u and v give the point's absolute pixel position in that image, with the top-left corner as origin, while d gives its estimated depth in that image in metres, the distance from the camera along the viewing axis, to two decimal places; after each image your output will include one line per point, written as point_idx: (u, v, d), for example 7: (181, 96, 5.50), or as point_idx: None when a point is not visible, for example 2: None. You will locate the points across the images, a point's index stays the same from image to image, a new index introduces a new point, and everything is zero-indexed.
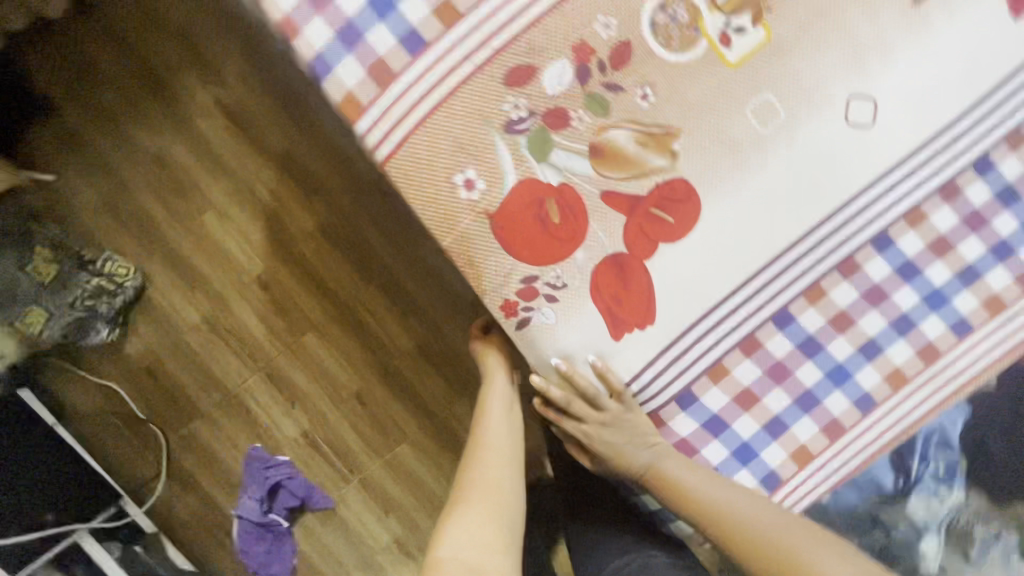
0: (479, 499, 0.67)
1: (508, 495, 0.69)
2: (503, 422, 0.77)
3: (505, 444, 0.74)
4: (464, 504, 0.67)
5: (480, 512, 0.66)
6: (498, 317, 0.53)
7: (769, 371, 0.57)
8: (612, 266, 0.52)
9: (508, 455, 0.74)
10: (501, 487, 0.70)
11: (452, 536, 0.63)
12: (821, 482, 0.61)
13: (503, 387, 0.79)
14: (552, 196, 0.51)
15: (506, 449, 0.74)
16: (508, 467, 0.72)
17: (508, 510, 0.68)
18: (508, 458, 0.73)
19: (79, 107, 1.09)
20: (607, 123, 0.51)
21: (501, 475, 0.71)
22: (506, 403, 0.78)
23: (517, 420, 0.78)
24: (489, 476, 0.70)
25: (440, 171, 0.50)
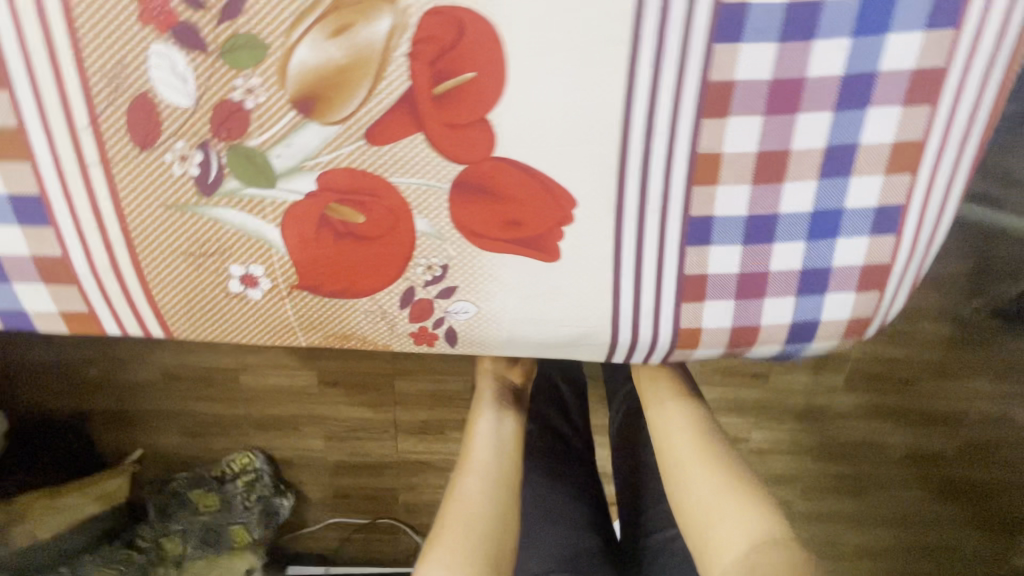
0: (454, 522, 0.54)
1: (502, 515, 0.56)
2: (500, 447, 0.64)
3: (501, 462, 0.61)
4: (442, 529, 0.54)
5: (457, 535, 0.53)
6: (423, 350, 0.39)
7: (772, 105, 0.32)
8: (468, 199, 0.34)
9: (506, 477, 0.60)
10: (500, 509, 0.57)
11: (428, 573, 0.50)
12: (958, 171, 0.34)
13: (493, 409, 0.67)
14: (329, 200, 0.34)
15: (500, 465, 0.61)
16: (498, 482, 0.59)
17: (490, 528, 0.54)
18: (508, 476, 0.60)
19: (91, 395, 1.14)
20: (277, 56, 0.30)
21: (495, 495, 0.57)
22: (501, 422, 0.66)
23: (513, 438, 0.66)
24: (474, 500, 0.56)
25: (212, 294, 0.36)
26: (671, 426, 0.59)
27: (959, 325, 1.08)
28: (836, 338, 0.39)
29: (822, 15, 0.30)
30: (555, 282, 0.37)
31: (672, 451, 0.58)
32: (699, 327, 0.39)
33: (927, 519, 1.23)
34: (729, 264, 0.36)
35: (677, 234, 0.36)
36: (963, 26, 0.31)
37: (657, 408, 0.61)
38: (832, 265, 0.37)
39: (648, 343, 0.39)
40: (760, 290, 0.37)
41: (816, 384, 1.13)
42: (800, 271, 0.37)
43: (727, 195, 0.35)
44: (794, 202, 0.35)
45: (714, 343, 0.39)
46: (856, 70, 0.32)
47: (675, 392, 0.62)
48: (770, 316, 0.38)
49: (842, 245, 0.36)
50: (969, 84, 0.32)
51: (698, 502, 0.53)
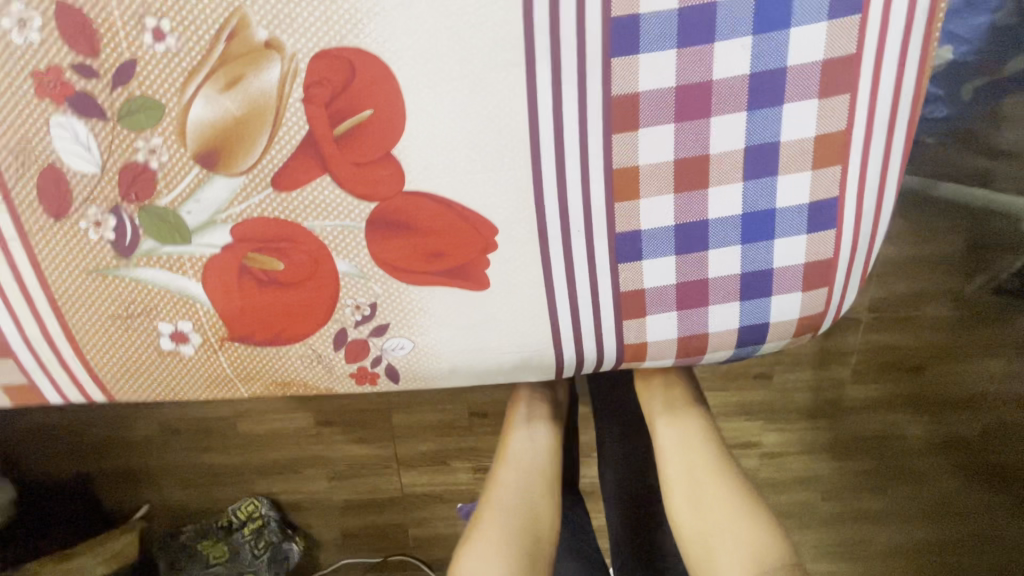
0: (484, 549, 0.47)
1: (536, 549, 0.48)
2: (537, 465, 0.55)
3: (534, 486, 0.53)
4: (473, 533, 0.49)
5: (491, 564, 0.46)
6: (365, 389, 0.38)
7: (681, 113, 0.31)
8: (385, 235, 0.33)
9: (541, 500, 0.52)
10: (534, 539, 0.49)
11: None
12: (888, 159, 0.33)
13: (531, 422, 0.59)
14: (248, 249, 0.34)
15: (537, 487, 0.53)
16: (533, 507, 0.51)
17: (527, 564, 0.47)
18: (540, 504, 0.52)
19: (94, 456, 1.15)
20: (175, 115, 0.31)
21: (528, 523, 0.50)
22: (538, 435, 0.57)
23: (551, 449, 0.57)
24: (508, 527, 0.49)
25: (146, 353, 0.36)
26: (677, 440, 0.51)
27: (964, 305, 1.04)
28: (789, 335, 0.38)
29: (716, 17, 0.30)
30: (488, 309, 0.36)
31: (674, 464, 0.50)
32: (644, 343, 0.37)
33: (960, 511, 1.17)
34: (664, 278, 0.35)
35: (606, 252, 0.34)
36: (864, 11, 0.30)
37: (664, 417, 0.53)
38: (773, 267, 0.35)
39: (594, 361, 0.38)
40: (702, 300, 0.36)
41: (822, 379, 1.09)
42: (739, 276, 0.35)
43: (651, 208, 0.33)
44: (723, 208, 0.33)
45: (664, 355, 0.38)
46: (762, 66, 0.31)
47: (682, 401, 0.54)
48: (718, 323, 0.37)
49: (780, 245, 0.35)
50: (884, 70, 0.31)
51: (704, 529, 0.46)
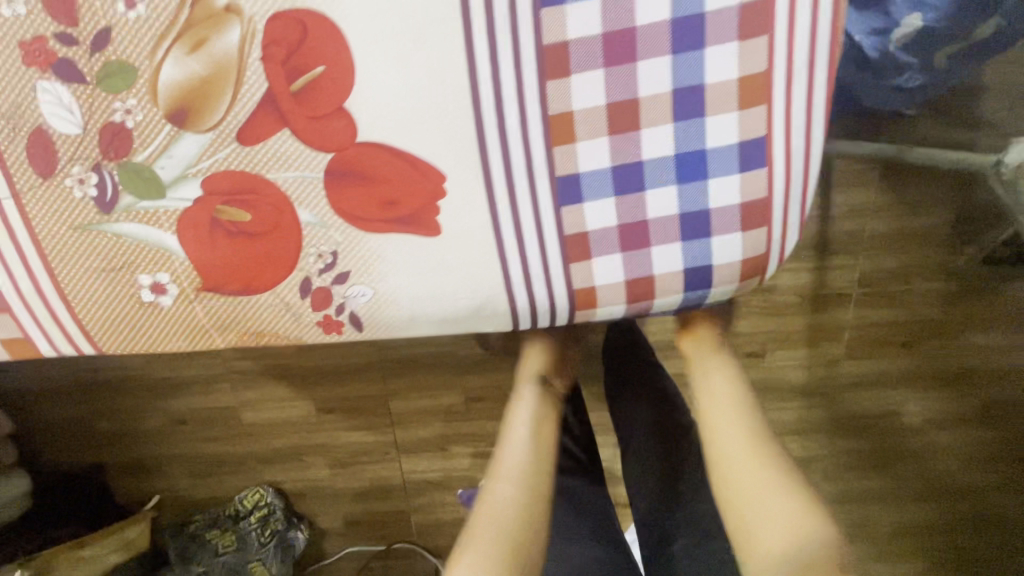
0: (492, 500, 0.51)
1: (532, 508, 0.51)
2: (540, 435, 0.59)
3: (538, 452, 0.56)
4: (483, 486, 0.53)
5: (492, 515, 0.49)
6: (332, 339, 0.41)
7: (609, 59, 0.34)
8: (343, 185, 0.36)
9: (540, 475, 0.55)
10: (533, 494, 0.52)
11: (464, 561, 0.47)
12: (811, 98, 0.35)
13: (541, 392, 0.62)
14: (216, 202, 0.36)
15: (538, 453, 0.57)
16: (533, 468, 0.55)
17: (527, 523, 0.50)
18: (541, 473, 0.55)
19: (106, 448, 1.19)
20: (147, 77, 0.34)
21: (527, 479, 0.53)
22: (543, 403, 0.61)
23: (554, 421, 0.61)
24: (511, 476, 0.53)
25: (127, 305, 0.39)
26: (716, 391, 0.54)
27: (955, 277, 1.04)
28: (734, 280, 0.39)
29: None
30: (442, 255, 0.38)
31: (713, 409, 0.53)
32: (593, 286, 0.39)
33: (961, 486, 1.17)
34: (606, 220, 0.37)
35: (548, 197, 0.37)
36: None
37: (703, 371, 0.55)
38: (710, 208, 0.37)
39: (546, 306, 0.40)
40: (644, 242, 0.38)
41: (814, 357, 1.10)
42: (679, 218, 0.37)
43: (587, 151, 0.36)
44: (656, 149, 0.36)
45: (613, 300, 0.40)
46: (681, 12, 0.33)
47: (722, 360, 0.56)
48: (662, 266, 0.38)
49: (714, 185, 0.36)
50: (799, 11, 0.33)
51: (740, 471, 0.48)
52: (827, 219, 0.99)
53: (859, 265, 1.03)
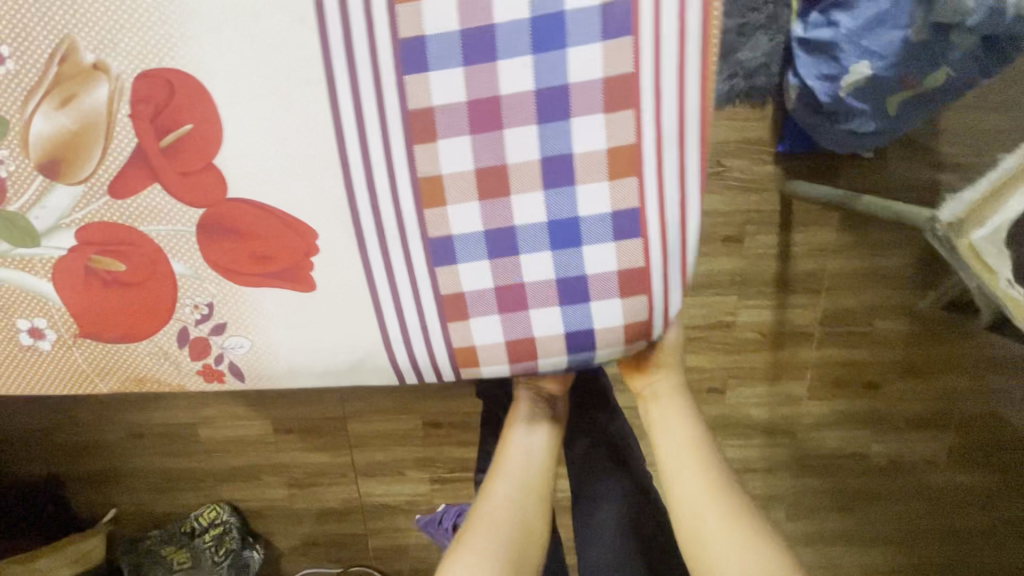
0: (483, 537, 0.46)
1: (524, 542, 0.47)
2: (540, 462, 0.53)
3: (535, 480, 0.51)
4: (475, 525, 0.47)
5: (487, 546, 0.45)
6: (213, 387, 0.40)
7: (476, 126, 0.34)
8: (216, 237, 0.36)
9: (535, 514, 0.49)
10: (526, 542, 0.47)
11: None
12: (684, 169, 0.35)
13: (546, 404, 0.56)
14: (92, 251, 0.37)
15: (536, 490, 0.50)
16: (528, 499, 0.50)
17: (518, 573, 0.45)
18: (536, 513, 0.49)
19: (64, 459, 1.19)
20: (18, 130, 0.34)
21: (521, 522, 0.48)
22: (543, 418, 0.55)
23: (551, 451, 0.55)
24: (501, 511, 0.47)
25: (8, 349, 0.39)
26: (668, 420, 0.52)
27: (921, 320, 1.02)
28: (619, 344, 0.39)
29: (496, 39, 0.32)
30: (319, 310, 0.38)
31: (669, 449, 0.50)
32: (473, 345, 0.38)
33: (925, 531, 1.15)
34: (482, 281, 0.37)
35: (422, 257, 0.36)
36: (636, 33, 0.32)
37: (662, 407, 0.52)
38: (587, 274, 0.36)
39: (429, 364, 0.39)
40: (522, 303, 0.37)
41: (778, 395, 1.08)
42: (557, 281, 0.36)
43: (459, 213, 0.35)
44: (528, 214, 0.35)
45: (496, 360, 0.39)
46: (545, 83, 0.33)
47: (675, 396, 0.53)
48: (542, 328, 0.38)
49: (590, 250, 0.36)
50: (663, 85, 0.33)
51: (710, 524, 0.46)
52: (790, 257, 0.98)
53: (821, 304, 1.02)
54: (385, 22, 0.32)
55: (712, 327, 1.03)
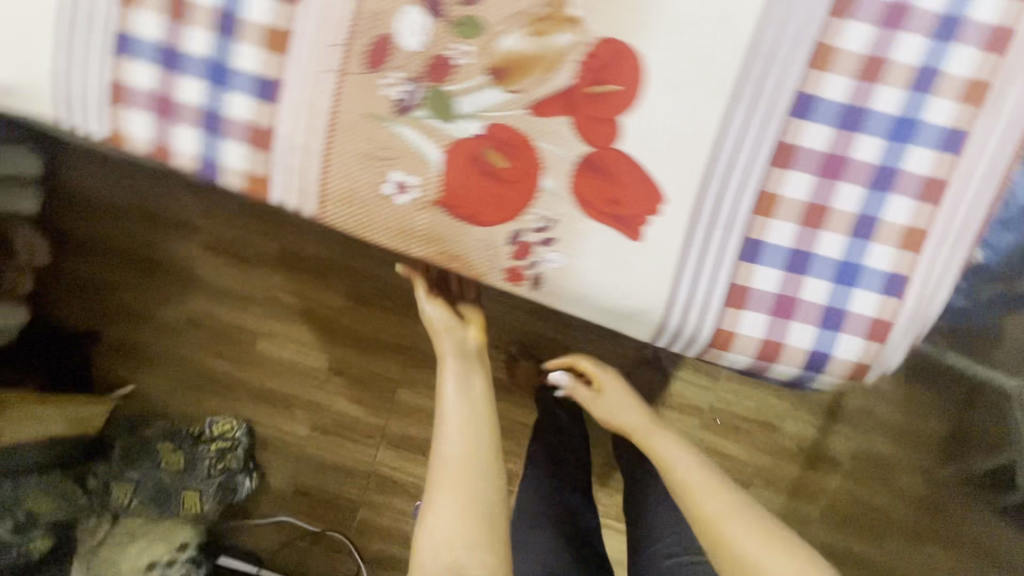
0: (448, 486, 0.69)
1: (472, 472, 0.70)
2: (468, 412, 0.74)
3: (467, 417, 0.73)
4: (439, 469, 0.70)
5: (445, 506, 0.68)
6: (507, 287, 0.48)
7: (823, 172, 0.44)
8: (589, 172, 0.45)
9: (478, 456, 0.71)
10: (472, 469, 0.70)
11: (431, 530, 0.67)
12: (951, 263, 0.45)
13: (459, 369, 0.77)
14: (487, 145, 0.45)
15: (473, 436, 0.72)
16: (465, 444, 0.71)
17: (485, 500, 0.69)
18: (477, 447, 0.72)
19: (107, 318, 1.16)
20: (491, 37, 0.43)
21: (466, 457, 0.70)
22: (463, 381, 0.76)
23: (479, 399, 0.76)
24: (455, 466, 0.70)
25: (369, 190, 0.46)
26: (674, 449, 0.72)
27: (933, 487, 1.13)
28: (841, 375, 0.47)
29: (866, 119, 0.43)
30: (630, 257, 0.46)
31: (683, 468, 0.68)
32: (734, 332, 0.47)
33: None
34: (769, 285, 0.46)
35: (733, 249, 0.45)
36: (962, 155, 0.43)
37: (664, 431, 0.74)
38: (848, 311, 0.46)
39: (690, 333, 0.47)
40: (789, 314, 0.46)
41: (791, 509, 1.15)
42: (822, 308, 0.46)
43: (778, 227, 0.45)
44: (828, 248, 0.45)
45: (744, 351, 0.47)
46: (885, 163, 0.43)
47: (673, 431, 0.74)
48: (794, 339, 0.46)
49: (859, 294, 0.45)
50: (964, 198, 0.44)
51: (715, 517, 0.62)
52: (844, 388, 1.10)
53: (855, 439, 1.12)
54: (797, 74, 0.42)
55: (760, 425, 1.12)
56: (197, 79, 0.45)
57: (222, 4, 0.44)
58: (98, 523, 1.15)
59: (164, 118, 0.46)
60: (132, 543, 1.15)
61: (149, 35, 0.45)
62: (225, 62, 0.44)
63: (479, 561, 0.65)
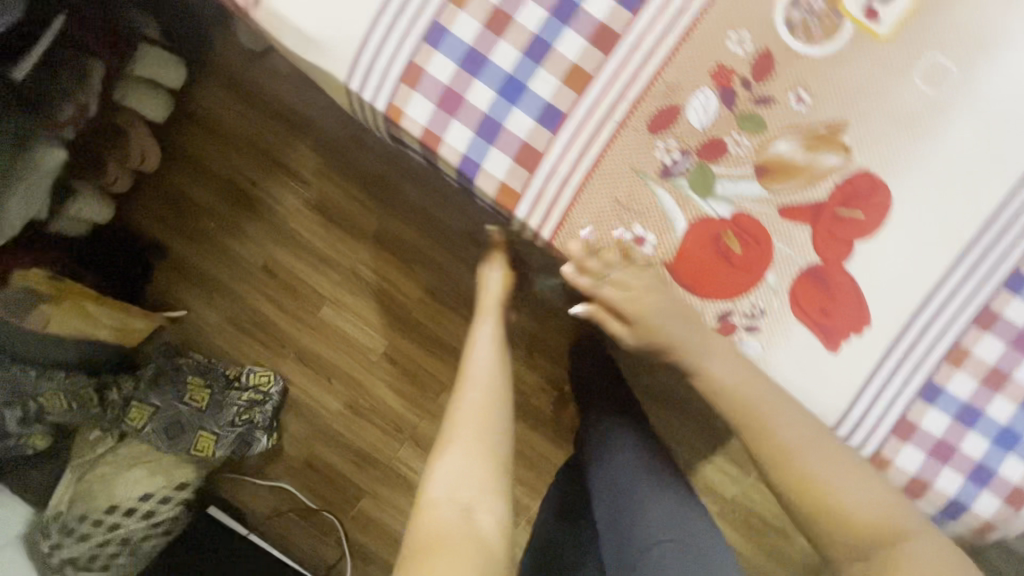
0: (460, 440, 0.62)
1: (491, 431, 0.63)
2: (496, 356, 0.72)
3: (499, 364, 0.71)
4: (453, 425, 0.63)
5: (466, 452, 0.60)
6: (697, 359, 0.51)
7: (1015, 344, 0.48)
8: (810, 279, 0.48)
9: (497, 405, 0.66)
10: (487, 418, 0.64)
11: (444, 475, 0.59)
12: None
13: (491, 329, 0.75)
14: (728, 228, 0.48)
15: (496, 390, 0.67)
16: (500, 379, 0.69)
17: (502, 442, 0.63)
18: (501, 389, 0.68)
19: (184, 238, 1.15)
20: (767, 137, 0.47)
21: (484, 406, 0.65)
22: (496, 335, 0.74)
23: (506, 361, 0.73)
24: (473, 424, 0.63)
25: (608, 233, 0.49)
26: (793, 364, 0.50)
27: None
28: (971, 526, 0.51)
29: None
30: (823, 366, 0.49)
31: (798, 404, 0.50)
32: (891, 460, 0.50)
33: None
34: (937, 428, 0.49)
35: (916, 387, 0.49)
36: None
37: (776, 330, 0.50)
38: (999, 472, 0.50)
39: (851, 449, 0.50)
40: (946, 458, 0.50)
41: None
42: (977, 461, 0.49)
43: (961, 380, 0.49)
44: (998, 411, 0.49)
45: (893, 480, 0.51)
46: None
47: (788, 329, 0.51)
48: (943, 483, 0.50)
49: (1011, 459, 0.49)
50: None
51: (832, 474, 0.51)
52: None
53: None
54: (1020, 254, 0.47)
55: (781, 535, 1.13)
56: (492, 89, 0.47)
57: (541, 33, 0.47)
58: (102, 438, 1.12)
59: (443, 109, 0.48)
60: (131, 471, 1.10)
61: (462, 37, 0.47)
62: (523, 81, 0.47)
63: (491, 503, 0.57)
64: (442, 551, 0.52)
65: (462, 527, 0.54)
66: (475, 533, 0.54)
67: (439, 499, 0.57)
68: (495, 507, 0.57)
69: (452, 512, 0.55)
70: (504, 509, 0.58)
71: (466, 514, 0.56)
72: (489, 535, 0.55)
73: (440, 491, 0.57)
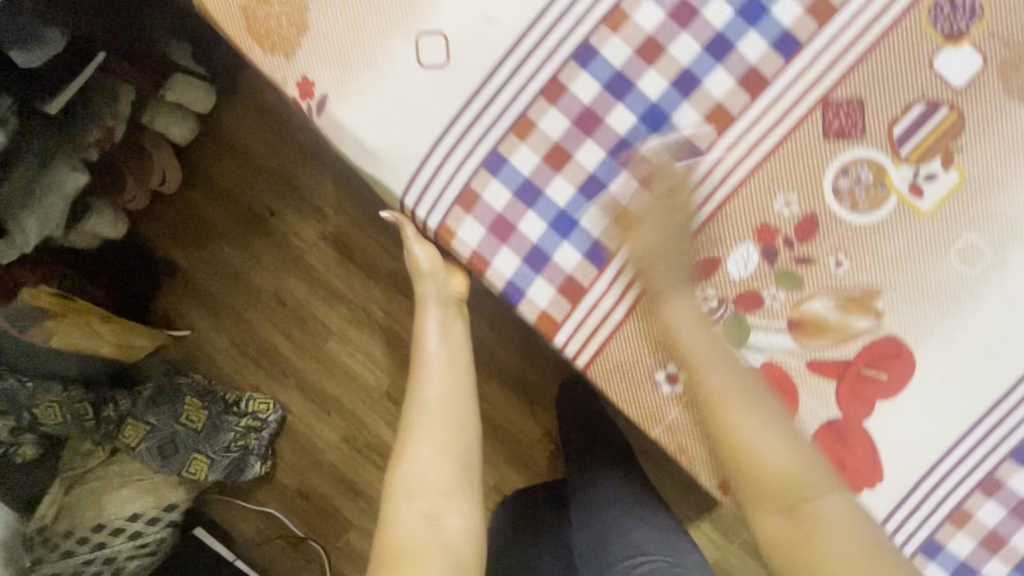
0: (427, 433, 0.59)
1: (455, 421, 0.60)
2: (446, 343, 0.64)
3: (453, 347, 0.64)
4: (416, 420, 0.60)
5: (430, 449, 0.58)
6: (715, 493, 0.52)
7: (1016, 510, 0.50)
8: (829, 432, 0.50)
9: (460, 399, 0.62)
10: (452, 409, 0.60)
11: (409, 472, 0.57)
12: None
13: (444, 309, 0.66)
14: (758, 377, 0.49)
15: (456, 373, 0.63)
16: (457, 361, 0.64)
17: (468, 435, 0.60)
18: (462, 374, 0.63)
19: (197, 260, 1.15)
20: (803, 296, 0.49)
21: (450, 394, 0.61)
22: (449, 321, 0.66)
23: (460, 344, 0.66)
24: (438, 418, 0.60)
25: (642, 368, 0.50)
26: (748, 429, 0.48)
27: None
28: None
29: None
30: None
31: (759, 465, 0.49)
32: None
33: None
34: None
35: (917, 542, 0.51)
36: None
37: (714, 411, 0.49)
38: None
39: None
40: None
41: None
42: None
43: (961, 539, 0.51)
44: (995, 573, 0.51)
45: None
46: None
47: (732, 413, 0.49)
48: None
49: None
50: None
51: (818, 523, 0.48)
52: None
53: None
54: None
55: None
56: (544, 221, 0.48)
57: (597, 172, 0.48)
58: (92, 449, 1.10)
59: (494, 234, 0.49)
60: (122, 488, 1.10)
61: (520, 168, 0.48)
62: (575, 217, 0.48)
63: (458, 507, 0.57)
64: (412, 565, 0.52)
65: (435, 542, 0.54)
66: (446, 545, 0.54)
67: (405, 514, 0.55)
68: (461, 510, 0.57)
69: (423, 526, 0.54)
70: (472, 514, 0.58)
71: (435, 524, 0.55)
72: (460, 542, 0.55)
73: (406, 502, 0.55)
